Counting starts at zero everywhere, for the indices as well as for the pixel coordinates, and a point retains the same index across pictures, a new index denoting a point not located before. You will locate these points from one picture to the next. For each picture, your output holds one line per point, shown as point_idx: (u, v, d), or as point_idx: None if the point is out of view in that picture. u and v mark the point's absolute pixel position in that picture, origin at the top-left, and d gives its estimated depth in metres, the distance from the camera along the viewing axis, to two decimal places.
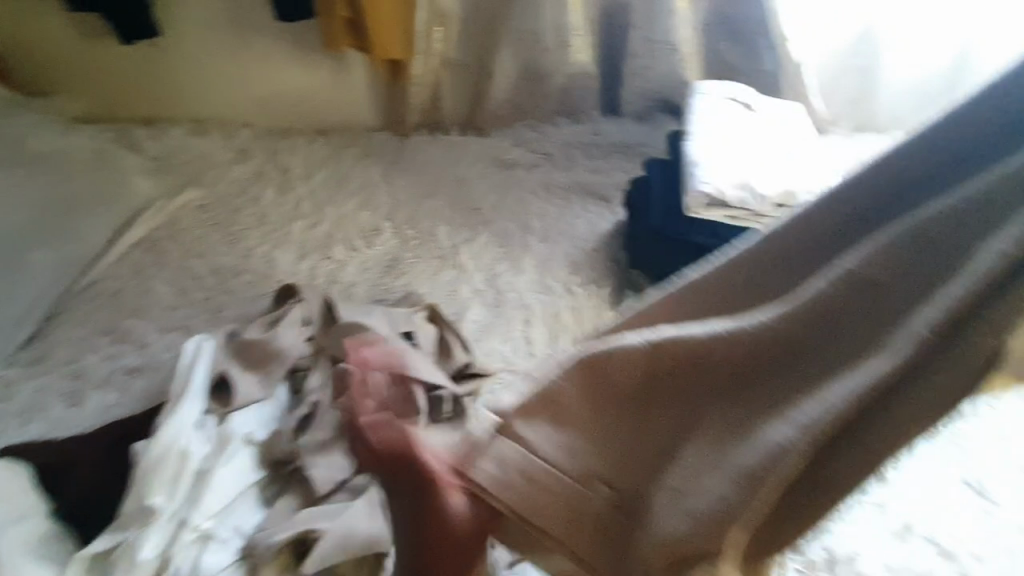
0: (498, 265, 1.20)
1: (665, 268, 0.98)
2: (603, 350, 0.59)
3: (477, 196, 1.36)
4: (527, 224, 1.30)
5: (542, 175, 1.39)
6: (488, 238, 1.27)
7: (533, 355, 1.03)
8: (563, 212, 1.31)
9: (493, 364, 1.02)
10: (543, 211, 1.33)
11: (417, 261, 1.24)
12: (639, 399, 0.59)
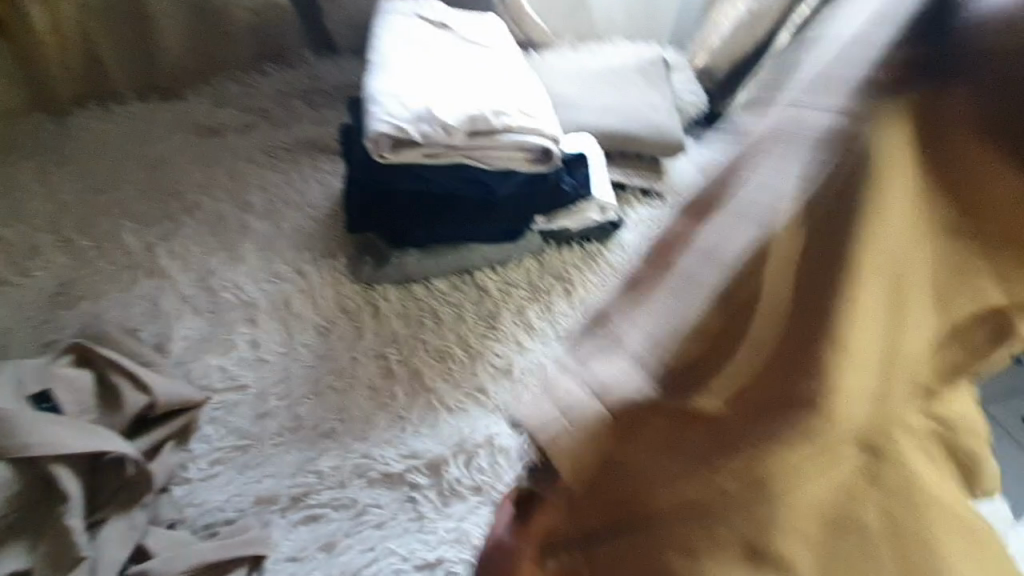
0: (213, 259, 0.96)
1: (389, 224, 0.85)
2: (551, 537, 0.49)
3: (170, 173, 1.09)
4: (245, 199, 1.05)
5: (249, 133, 1.17)
6: (196, 228, 1.00)
7: (262, 360, 0.82)
8: (285, 173, 1.10)
9: (210, 386, 0.79)
10: (265, 179, 1.09)
11: (101, 275, 0.93)
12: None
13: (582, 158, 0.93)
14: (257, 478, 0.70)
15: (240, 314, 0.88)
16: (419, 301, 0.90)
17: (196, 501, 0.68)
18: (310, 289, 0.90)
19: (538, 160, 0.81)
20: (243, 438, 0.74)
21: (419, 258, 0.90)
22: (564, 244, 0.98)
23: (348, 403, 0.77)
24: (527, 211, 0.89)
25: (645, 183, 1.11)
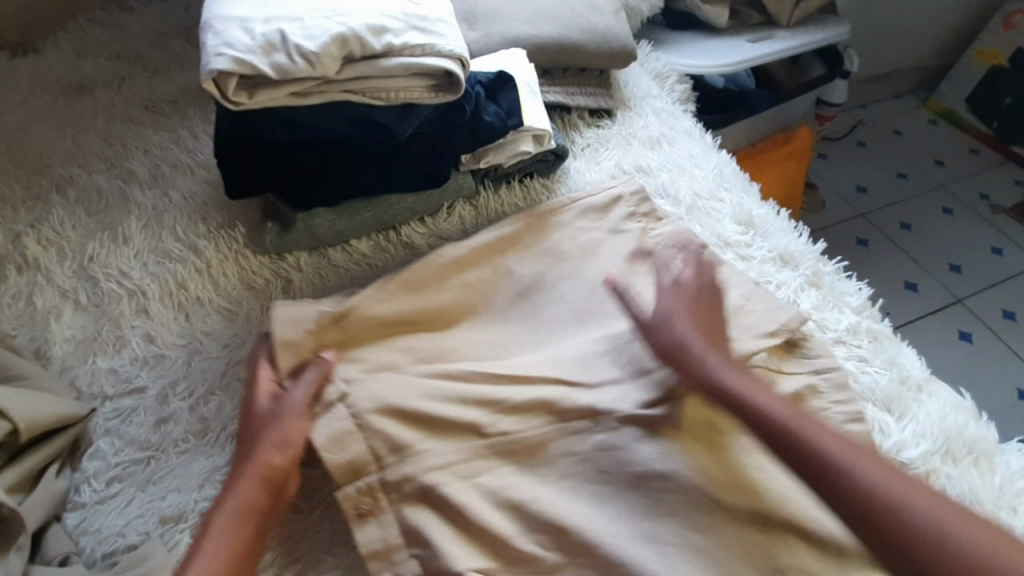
0: (85, 233, 0.81)
1: (278, 184, 0.71)
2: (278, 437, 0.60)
3: (18, 136, 0.90)
4: (126, 166, 0.88)
5: (118, 81, 1.00)
6: (61, 193, 0.85)
7: (160, 357, 0.71)
8: (162, 122, 0.94)
9: (99, 393, 0.69)
10: (147, 141, 0.91)
11: None
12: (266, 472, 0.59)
13: (510, 77, 0.80)
14: (159, 495, 0.62)
15: (129, 304, 0.75)
16: (337, 267, 0.79)
17: (93, 527, 0.61)
18: (209, 268, 0.78)
19: (440, 87, 0.65)
20: (143, 449, 0.65)
21: (329, 215, 0.77)
22: (502, 181, 0.87)
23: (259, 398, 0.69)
24: (447, 150, 0.75)
25: (591, 100, 0.97)
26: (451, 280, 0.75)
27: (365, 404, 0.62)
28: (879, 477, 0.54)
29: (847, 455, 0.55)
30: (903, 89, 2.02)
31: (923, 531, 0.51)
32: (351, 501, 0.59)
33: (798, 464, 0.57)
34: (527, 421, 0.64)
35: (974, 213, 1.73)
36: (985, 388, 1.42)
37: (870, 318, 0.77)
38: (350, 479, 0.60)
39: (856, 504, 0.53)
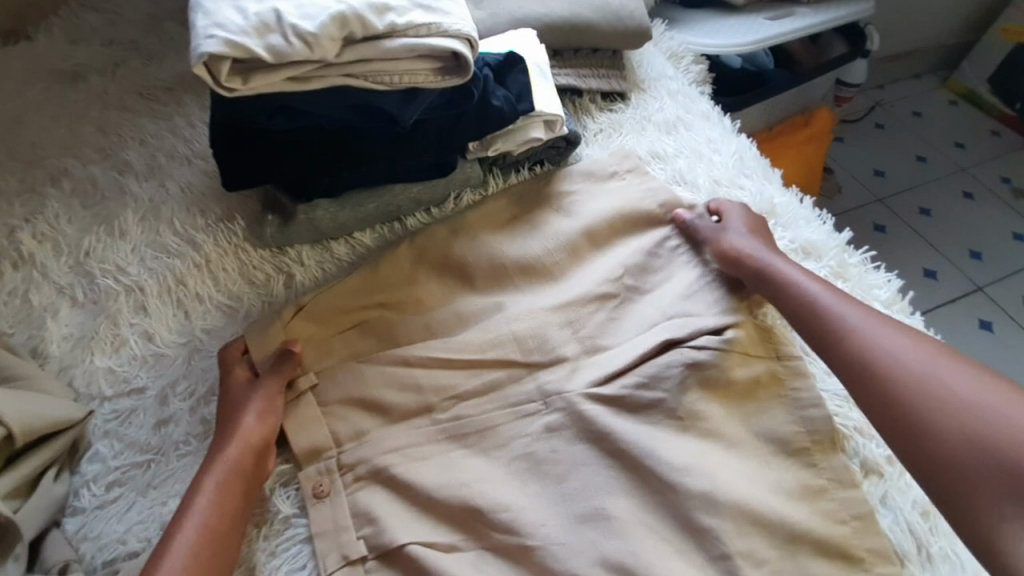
0: (78, 227, 0.78)
1: (278, 173, 0.67)
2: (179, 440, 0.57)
3: (11, 127, 0.87)
4: (121, 157, 0.84)
5: (112, 67, 0.96)
6: (56, 186, 0.81)
7: (159, 355, 0.69)
8: (158, 110, 0.90)
9: (98, 394, 0.67)
10: (143, 130, 0.87)
11: None
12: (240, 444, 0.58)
13: (520, 58, 0.75)
14: (160, 500, 0.60)
15: (126, 300, 0.72)
16: (341, 261, 0.76)
17: (92, 535, 0.59)
18: (208, 263, 0.75)
19: (447, 69, 0.61)
20: (143, 452, 0.63)
21: (331, 207, 0.73)
22: (511, 170, 0.84)
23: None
24: (454, 137, 0.72)
25: (604, 83, 0.92)
26: (424, 268, 0.73)
27: (329, 392, 0.64)
28: (903, 354, 0.58)
29: (872, 329, 0.60)
30: (923, 68, 1.94)
31: (925, 395, 0.54)
32: (311, 481, 0.60)
33: (824, 338, 0.63)
34: (540, 410, 0.63)
35: (996, 197, 1.67)
36: (1008, 378, 1.38)
37: (899, 312, 0.73)
38: (311, 461, 0.61)
39: (868, 371, 0.58)
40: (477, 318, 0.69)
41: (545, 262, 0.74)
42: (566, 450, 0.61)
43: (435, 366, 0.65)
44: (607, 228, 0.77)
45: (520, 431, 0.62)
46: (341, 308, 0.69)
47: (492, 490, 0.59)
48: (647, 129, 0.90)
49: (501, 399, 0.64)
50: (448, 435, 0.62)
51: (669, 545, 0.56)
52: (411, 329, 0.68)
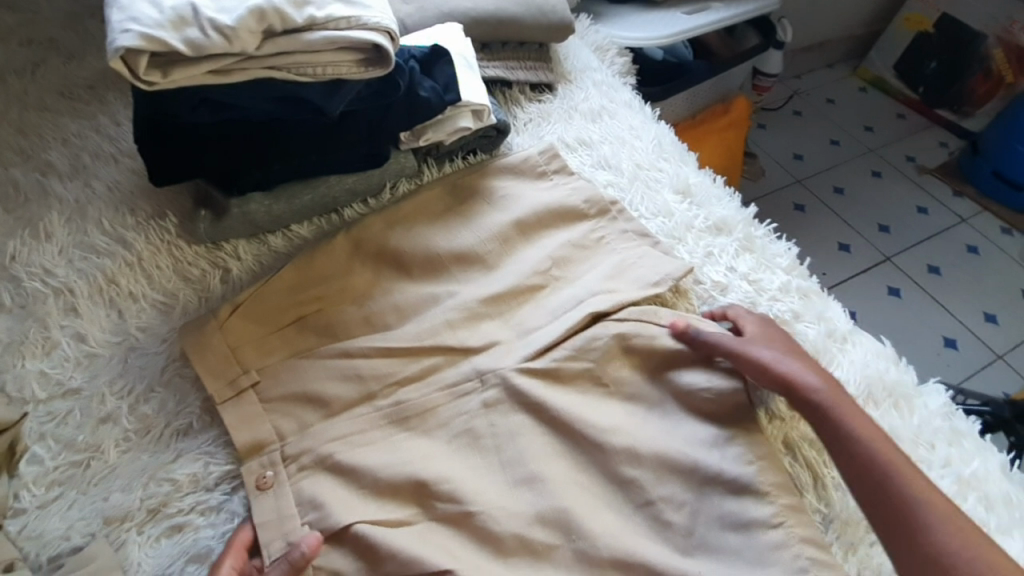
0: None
1: (206, 166, 0.68)
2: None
3: None
4: (43, 158, 0.82)
5: (26, 64, 0.92)
6: None
7: (93, 356, 0.68)
8: (80, 108, 0.88)
9: (28, 397, 0.65)
10: (64, 130, 0.85)
11: None
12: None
13: (445, 51, 0.78)
14: (102, 496, 0.60)
15: (55, 302, 0.71)
16: (278, 253, 0.78)
17: (35, 533, 0.58)
18: (140, 261, 0.74)
19: (370, 60, 0.63)
20: (81, 451, 0.63)
21: (265, 200, 0.74)
22: (444, 159, 0.87)
23: (204, 390, 0.67)
24: (383, 127, 0.74)
25: (531, 74, 0.97)
26: (360, 257, 0.75)
27: (270, 389, 0.66)
28: (907, 483, 0.57)
29: (858, 427, 0.60)
30: (835, 59, 2.10)
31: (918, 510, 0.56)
32: (254, 474, 0.61)
33: (836, 449, 0.61)
34: (476, 388, 0.67)
35: (901, 174, 1.84)
36: (914, 338, 1.53)
37: (798, 275, 0.81)
38: (254, 456, 0.63)
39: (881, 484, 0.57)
40: (417, 312, 0.73)
41: (478, 249, 0.78)
42: (503, 421, 0.65)
43: (376, 356, 0.68)
44: (536, 213, 0.81)
45: (459, 410, 0.66)
46: (278, 306, 0.70)
47: (433, 462, 0.62)
48: (572, 117, 0.95)
49: (441, 376, 0.68)
50: (390, 419, 0.65)
51: (599, 495, 0.62)
52: (349, 320, 0.71)
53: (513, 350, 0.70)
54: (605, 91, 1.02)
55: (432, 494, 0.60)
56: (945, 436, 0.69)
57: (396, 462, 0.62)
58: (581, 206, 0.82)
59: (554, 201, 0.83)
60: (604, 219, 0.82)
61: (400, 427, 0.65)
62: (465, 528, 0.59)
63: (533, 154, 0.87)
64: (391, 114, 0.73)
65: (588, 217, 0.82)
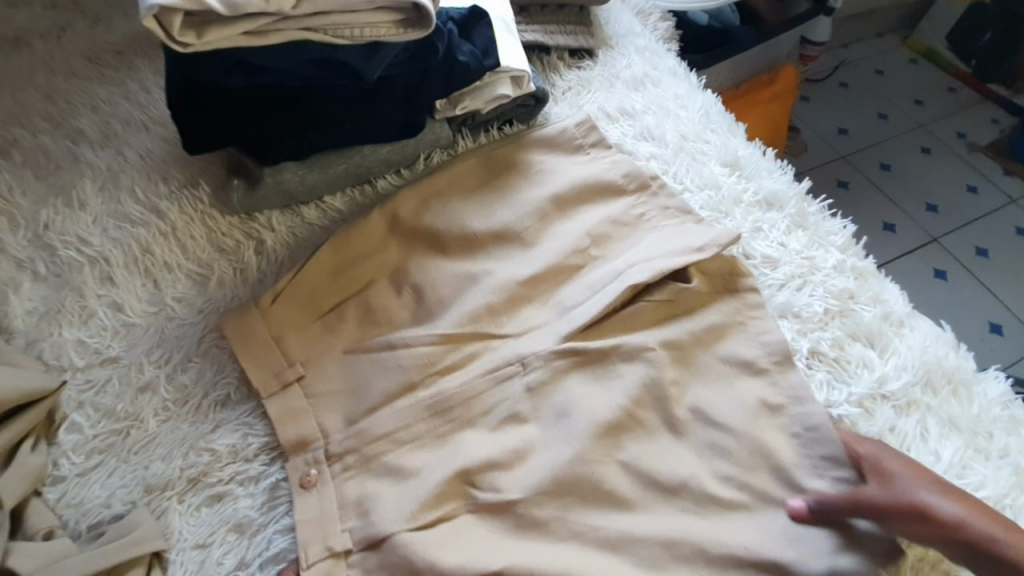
0: (34, 197, 0.75)
1: (239, 134, 0.66)
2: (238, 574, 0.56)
3: None
4: (73, 125, 0.81)
5: (54, 28, 0.90)
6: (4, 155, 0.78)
7: (130, 326, 0.68)
8: (108, 74, 0.86)
9: (68, 365, 0.66)
10: (94, 96, 0.84)
11: None
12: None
13: (485, 13, 0.74)
14: (142, 464, 0.61)
15: (91, 272, 0.71)
16: (313, 225, 0.76)
17: (75, 501, 0.59)
18: (174, 231, 0.74)
19: (410, 21, 0.60)
20: (120, 420, 0.63)
21: (298, 169, 0.72)
22: (480, 130, 0.84)
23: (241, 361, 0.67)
24: (420, 95, 0.71)
25: (571, 39, 0.92)
26: (398, 233, 0.74)
27: (316, 383, 0.65)
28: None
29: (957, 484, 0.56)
30: (884, 27, 1.97)
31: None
32: (299, 472, 0.61)
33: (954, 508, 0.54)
34: (519, 371, 0.65)
35: (950, 151, 1.73)
36: (960, 323, 1.46)
37: (854, 253, 0.77)
38: (299, 451, 0.62)
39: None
40: (454, 288, 0.71)
41: (517, 223, 0.75)
42: (548, 405, 0.64)
43: (420, 347, 0.66)
44: (578, 186, 0.78)
45: (502, 396, 0.64)
46: (318, 289, 0.69)
47: (475, 452, 0.61)
48: (614, 85, 0.91)
49: (482, 362, 0.66)
50: (432, 412, 0.63)
51: (639, 477, 0.60)
52: (390, 304, 0.69)
53: (551, 329, 0.68)
54: (647, 56, 0.96)
55: (474, 484, 0.59)
56: (1004, 424, 0.65)
57: (436, 464, 0.61)
58: (619, 180, 0.79)
59: (589, 174, 0.79)
60: (645, 194, 0.78)
61: (446, 420, 0.63)
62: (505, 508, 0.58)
63: (573, 124, 0.83)
64: (429, 81, 0.70)
65: (628, 192, 0.78)
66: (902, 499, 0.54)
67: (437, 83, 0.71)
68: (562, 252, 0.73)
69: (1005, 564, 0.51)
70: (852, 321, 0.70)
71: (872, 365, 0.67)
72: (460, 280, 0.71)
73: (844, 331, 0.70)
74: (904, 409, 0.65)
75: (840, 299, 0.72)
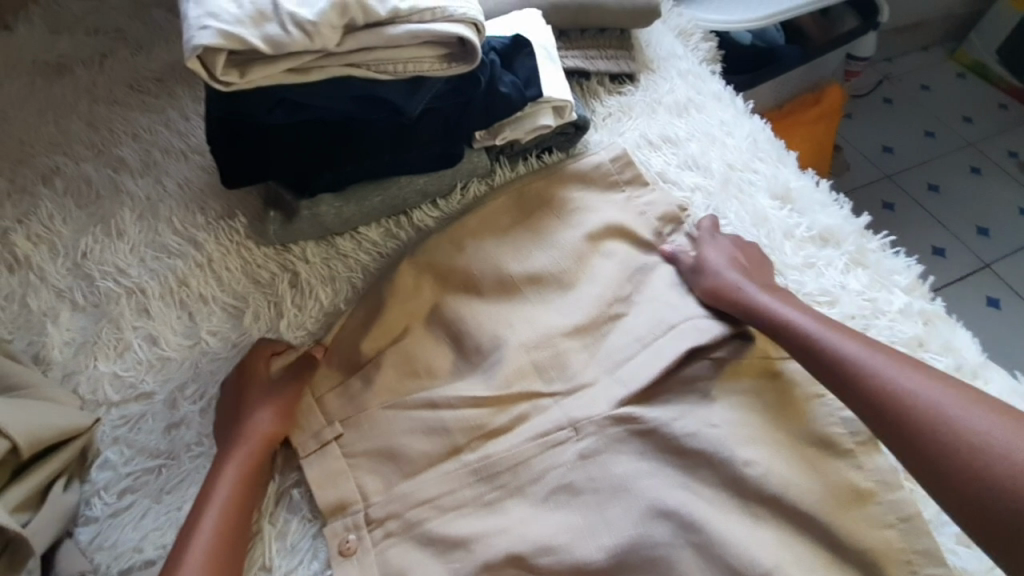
0: (75, 226, 0.75)
1: (277, 168, 0.65)
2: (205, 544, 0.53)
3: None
4: (114, 153, 0.81)
5: (98, 56, 0.92)
6: (48, 184, 0.78)
7: (164, 360, 0.67)
8: (150, 102, 0.87)
9: (104, 400, 0.65)
10: (135, 124, 0.84)
11: None
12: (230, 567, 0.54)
13: (527, 41, 0.72)
14: (175, 505, 0.59)
15: (127, 303, 0.70)
16: (347, 258, 0.74)
17: (107, 544, 0.58)
18: (210, 262, 0.73)
19: (455, 55, 0.58)
20: (153, 458, 0.62)
21: (335, 202, 0.71)
22: (518, 158, 0.81)
23: None
24: (460, 126, 0.69)
25: (612, 64, 0.89)
26: (428, 281, 0.71)
27: (354, 443, 0.62)
28: (974, 424, 0.51)
29: (878, 362, 0.57)
30: (930, 40, 1.89)
31: (966, 441, 0.50)
32: (338, 535, 0.58)
33: (844, 380, 0.58)
34: (571, 437, 0.62)
35: (1005, 172, 1.64)
36: (1017, 357, 1.36)
37: (920, 295, 0.71)
38: (336, 516, 0.59)
39: (939, 450, 0.51)
40: (493, 330, 0.68)
41: (556, 262, 0.73)
42: (601, 473, 0.60)
43: (462, 406, 0.63)
44: (620, 223, 0.75)
45: (554, 462, 0.61)
46: (352, 343, 0.67)
47: (522, 521, 0.58)
48: (656, 110, 0.87)
49: (529, 428, 0.63)
50: (479, 476, 0.61)
51: (687, 541, 0.56)
52: (429, 355, 0.67)
53: (607, 391, 0.64)
54: (690, 79, 0.92)
55: (530, 568, 0.56)
56: None
57: (483, 532, 0.58)
58: (653, 229, 0.76)
59: (617, 220, 0.75)
60: (676, 233, 0.76)
61: (493, 486, 0.60)
62: (539, 570, 0.56)
63: (616, 153, 0.80)
64: (470, 112, 0.68)
65: (661, 242, 0.75)
66: (761, 312, 0.65)
67: (477, 113, 0.69)
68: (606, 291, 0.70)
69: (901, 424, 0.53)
70: None
71: None
72: (499, 320, 0.69)
73: None
74: None
75: (907, 346, 0.67)
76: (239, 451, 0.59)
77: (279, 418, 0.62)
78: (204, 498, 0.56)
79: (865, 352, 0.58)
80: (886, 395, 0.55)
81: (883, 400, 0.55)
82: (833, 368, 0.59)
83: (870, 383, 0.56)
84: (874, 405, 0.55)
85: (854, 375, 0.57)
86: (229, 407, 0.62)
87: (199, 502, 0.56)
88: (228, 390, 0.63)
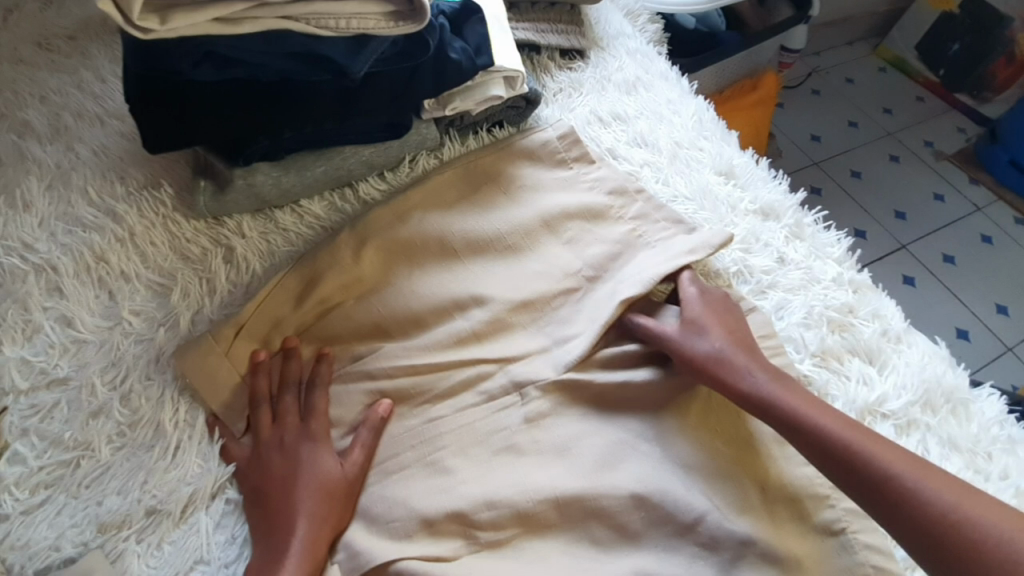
0: None
1: (206, 132, 0.60)
2: (281, 519, 0.53)
3: None
4: (19, 117, 0.72)
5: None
6: None
7: (82, 342, 0.60)
8: (61, 62, 0.78)
9: (9, 387, 0.57)
10: (43, 85, 0.75)
11: None
12: (320, 512, 0.54)
13: (477, 8, 0.71)
14: (95, 500, 0.54)
15: (36, 282, 0.62)
16: (288, 232, 0.70)
17: (20, 543, 0.51)
18: (132, 236, 0.66)
19: (402, 15, 0.56)
20: (69, 450, 0.56)
21: (273, 171, 0.67)
22: (468, 132, 0.80)
23: (194, 388, 0.60)
24: (407, 94, 0.66)
25: (563, 38, 0.89)
26: (369, 251, 0.68)
27: (291, 419, 0.59)
28: (897, 471, 0.53)
29: (827, 428, 0.56)
30: (856, 35, 2.02)
31: (921, 507, 0.51)
32: None
33: (812, 448, 0.56)
34: (516, 398, 0.62)
35: (920, 160, 1.77)
36: (928, 327, 1.49)
37: (849, 266, 0.76)
38: None
39: (889, 493, 0.52)
40: (443, 305, 0.67)
41: (506, 236, 0.72)
42: (546, 434, 0.61)
43: (401, 376, 0.62)
44: (568, 199, 0.75)
45: (499, 423, 0.61)
46: (291, 321, 0.64)
47: (470, 479, 0.58)
48: (606, 86, 0.88)
49: (477, 390, 0.63)
50: (422, 439, 0.60)
51: (626, 493, 0.58)
52: (375, 332, 0.65)
53: (552, 357, 0.65)
54: (637, 57, 0.93)
55: (472, 523, 0.56)
56: (1003, 444, 0.64)
57: (434, 504, 0.56)
58: (605, 203, 0.75)
59: (575, 202, 0.75)
60: (630, 206, 0.75)
61: (435, 447, 0.59)
62: (482, 526, 0.56)
63: (568, 127, 0.80)
64: (420, 79, 0.66)
65: (621, 218, 0.75)
66: (703, 360, 0.62)
67: (426, 80, 0.66)
68: (556, 266, 0.71)
69: (872, 486, 0.53)
70: (852, 337, 0.69)
71: (874, 383, 0.66)
72: (440, 292, 0.67)
73: (844, 346, 0.69)
74: (903, 427, 0.64)
75: (839, 313, 0.71)
76: (310, 503, 0.54)
77: (366, 460, 0.59)
78: (278, 549, 0.52)
79: (776, 392, 0.59)
80: (819, 436, 0.56)
81: (824, 438, 0.56)
82: (774, 412, 0.58)
83: (833, 447, 0.55)
84: (837, 469, 0.55)
85: (797, 417, 0.57)
86: (285, 463, 0.57)
87: (272, 553, 0.52)
88: (274, 448, 0.58)
